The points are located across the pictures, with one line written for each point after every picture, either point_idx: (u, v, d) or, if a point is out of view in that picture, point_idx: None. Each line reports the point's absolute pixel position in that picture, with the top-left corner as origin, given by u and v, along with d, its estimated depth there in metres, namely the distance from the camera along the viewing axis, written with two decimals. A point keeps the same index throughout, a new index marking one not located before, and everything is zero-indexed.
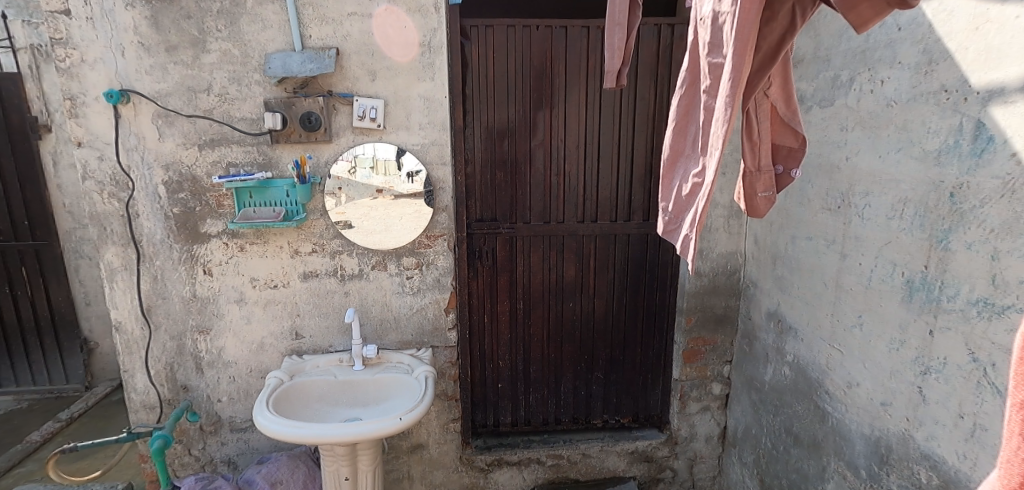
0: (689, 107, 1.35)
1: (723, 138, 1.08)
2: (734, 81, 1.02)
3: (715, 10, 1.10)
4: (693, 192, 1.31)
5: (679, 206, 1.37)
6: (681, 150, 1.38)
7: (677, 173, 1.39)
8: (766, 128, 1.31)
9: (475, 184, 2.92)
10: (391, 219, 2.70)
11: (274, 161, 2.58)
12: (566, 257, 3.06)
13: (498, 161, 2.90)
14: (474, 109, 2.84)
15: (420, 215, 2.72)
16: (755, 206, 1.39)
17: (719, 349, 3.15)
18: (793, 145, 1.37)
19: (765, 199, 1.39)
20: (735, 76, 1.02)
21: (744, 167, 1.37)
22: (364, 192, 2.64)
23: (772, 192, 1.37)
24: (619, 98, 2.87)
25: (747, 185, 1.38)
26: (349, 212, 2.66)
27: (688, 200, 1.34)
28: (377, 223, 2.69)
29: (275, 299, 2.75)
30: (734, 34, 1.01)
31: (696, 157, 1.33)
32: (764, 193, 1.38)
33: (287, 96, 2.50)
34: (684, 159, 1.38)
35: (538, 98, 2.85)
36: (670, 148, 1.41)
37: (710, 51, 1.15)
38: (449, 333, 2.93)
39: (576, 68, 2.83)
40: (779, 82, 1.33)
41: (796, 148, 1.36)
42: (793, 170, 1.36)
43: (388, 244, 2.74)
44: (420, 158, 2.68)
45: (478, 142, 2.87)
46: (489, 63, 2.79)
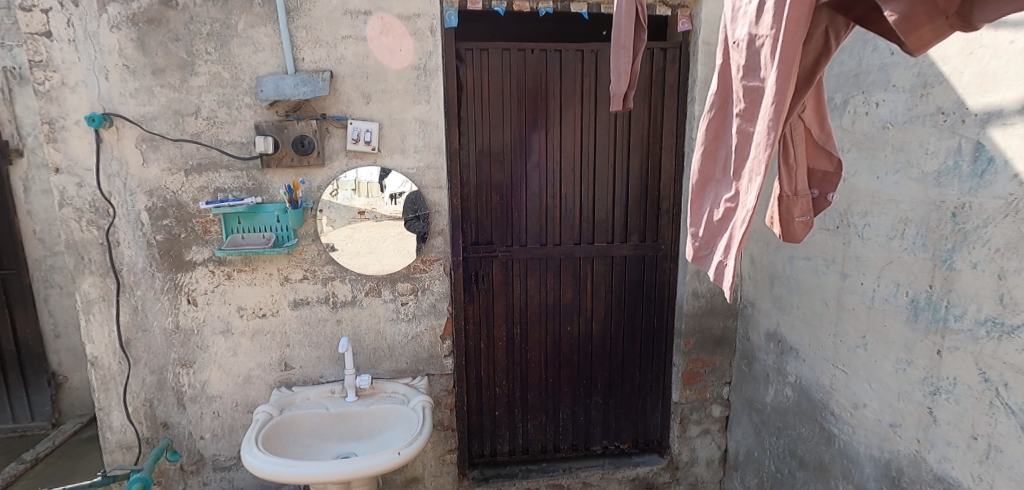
0: (720, 129, 1.33)
1: (766, 163, 1.06)
2: (777, 106, 1.01)
3: (751, 33, 1.10)
4: (726, 217, 1.29)
5: (710, 232, 1.36)
6: (710, 173, 1.36)
7: (707, 197, 1.37)
8: (801, 153, 1.20)
9: (471, 207, 2.88)
10: (376, 243, 2.63)
11: (264, 185, 2.50)
12: (563, 279, 3.02)
13: (494, 184, 2.88)
14: (470, 132, 2.82)
15: (411, 240, 2.66)
16: (791, 232, 1.25)
17: (718, 370, 3.11)
18: (829, 168, 1.24)
19: (801, 225, 1.24)
20: (778, 100, 1.01)
21: (778, 191, 1.23)
22: (349, 216, 2.57)
23: (809, 217, 1.23)
24: (618, 120, 2.89)
25: (782, 211, 1.24)
26: (334, 236, 2.58)
27: (721, 226, 1.32)
28: (364, 248, 2.62)
29: (263, 328, 2.64)
30: (778, 58, 1.00)
31: (728, 181, 1.31)
32: (801, 218, 1.23)
33: (279, 120, 2.44)
34: (714, 183, 1.36)
35: (536, 121, 2.85)
36: (698, 172, 1.39)
37: (745, 75, 1.15)
38: (446, 360, 2.84)
39: (575, 90, 2.84)
40: (813, 106, 1.23)
41: (832, 171, 1.23)
42: (831, 194, 1.22)
43: (378, 270, 2.66)
44: (416, 181, 2.64)
45: (475, 164, 2.84)
46: (485, 85, 2.78)
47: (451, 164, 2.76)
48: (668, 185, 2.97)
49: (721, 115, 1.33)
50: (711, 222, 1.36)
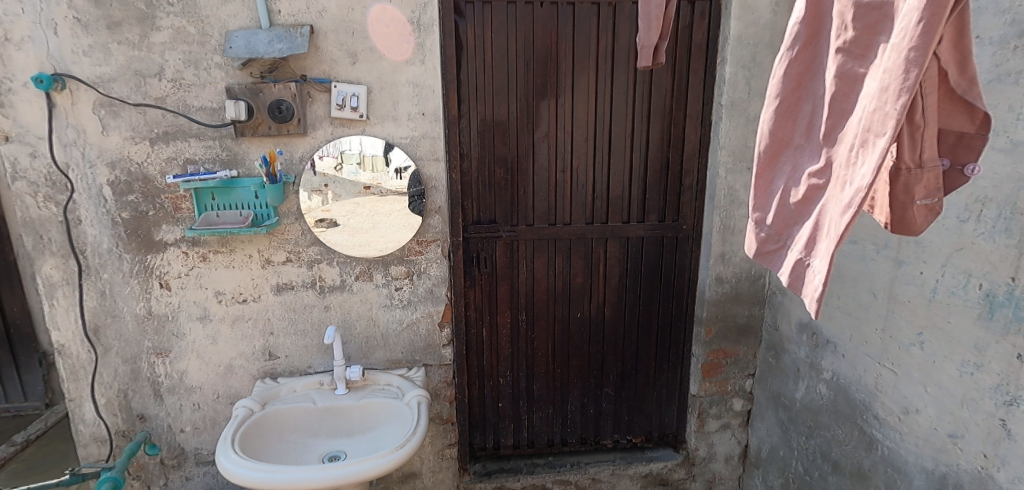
0: (803, 81, 1.07)
1: (896, 113, 0.79)
2: (930, 24, 0.74)
3: None
4: (809, 198, 1.03)
5: (785, 216, 1.09)
6: (786, 137, 1.10)
7: (781, 170, 1.11)
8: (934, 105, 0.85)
9: (471, 183, 2.58)
10: (379, 222, 2.37)
11: (240, 157, 2.23)
12: (574, 262, 2.75)
13: (498, 157, 2.58)
14: (472, 97, 2.50)
15: (406, 219, 2.39)
16: (908, 219, 0.93)
17: (740, 362, 2.86)
18: (967, 129, 0.92)
19: (924, 210, 0.93)
20: (931, 17, 0.74)
21: (893, 164, 0.92)
22: (355, 192, 2.31)
23: (936, 199, 0.91)
24: (639, 86, 2.56)
25: (897, 190, 0.93)
26: (334, 213, 2.32)
27: (801, 209, 1.06)
28: (363, 226, 2.36)
29: (244, 315, 2.41)
30: None
31: (813, 148, 1.05)
32: (923, 201, 0.92)
33: (253, 82, 2.15)
34: (792, 151, 1.10)
35: (547, 86, 2.53)
36: (770, 136, 1.12)
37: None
38: (445, 350, 2.63)
39: (593, 51, 2.51)
40: (953, 37, 0.86)
41: (971, 133, 0.92)
42: (970, 165, 0.92)
43: (376, 252, 2.41)
44: (410, 153, 2.35)
45: (477, 135, 2.54)
46: (490, 45, 2.46)
47: (448, 134, 2.45)
48: (691, 160, 2.66)
49: (808, 54, 1.05)
50: (783, 204, 1.10)
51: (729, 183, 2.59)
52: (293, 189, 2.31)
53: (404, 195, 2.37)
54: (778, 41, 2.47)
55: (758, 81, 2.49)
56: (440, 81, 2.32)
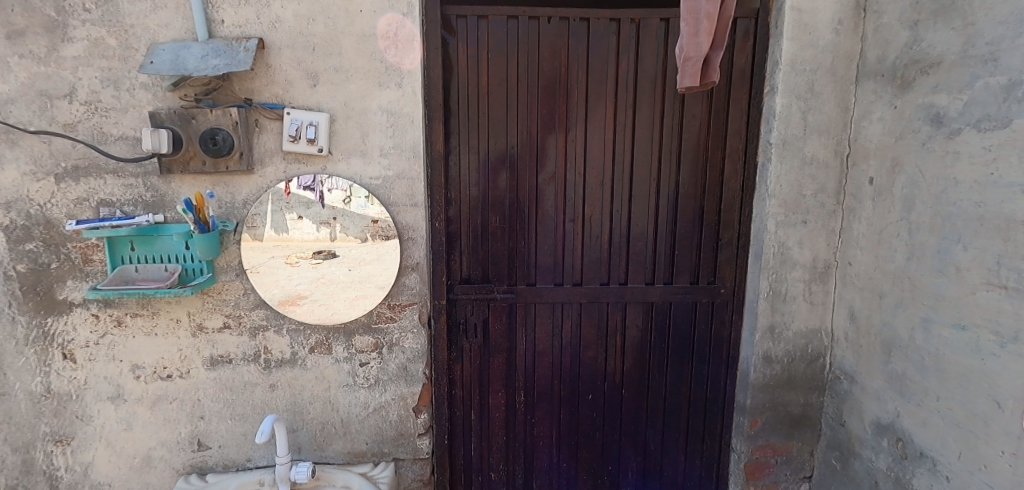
0: None
1: None
2: None
3: None
4: None
5: None
6: None
7: None
8: None
9: (459, 232, 2.10)
10: (381, 258, 1.90)
11: (167, 199, 1.79)
12: (585, 331, 2.23)
13: (493, 202, 2.11)
14: (462, 130, 2.05)
15: (382, 270, 1.90)
16: None
17: (794, 462, 2.28)
18: None
19: None
20: None
21: None
22: (362, 227, 1.87)
23: None
24: (668, 119, 2.10)
25: None
26: (332, 250, 1.87)
27: None
28: (366, 260, 1.89)
29: (166, 395, 1.92)
30: None
31: None
32: None
33: (186, 107, 1.73)
34: None
35: (554, 117, 2.08)
36: None
37: None
38: (421, 441, 2.08)
39: (613, 75, 2.06)
40: None
41: None
42: None
43: (374, 291, 1.91)
44: (381, 196, 1.89)
45: (468, 175, 2.08)
46: (486, 68, 2.02)
47: (431, 175, 2.00)
48: (730, 209, 2.17)
49: None
50: None
51: (780, 239, 2.08)
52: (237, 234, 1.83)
53: (375, 249, 1.89)
54: (842, 66, 1.98)
55: (816, 114, 2.00)
56: (420, 108, 1.88)
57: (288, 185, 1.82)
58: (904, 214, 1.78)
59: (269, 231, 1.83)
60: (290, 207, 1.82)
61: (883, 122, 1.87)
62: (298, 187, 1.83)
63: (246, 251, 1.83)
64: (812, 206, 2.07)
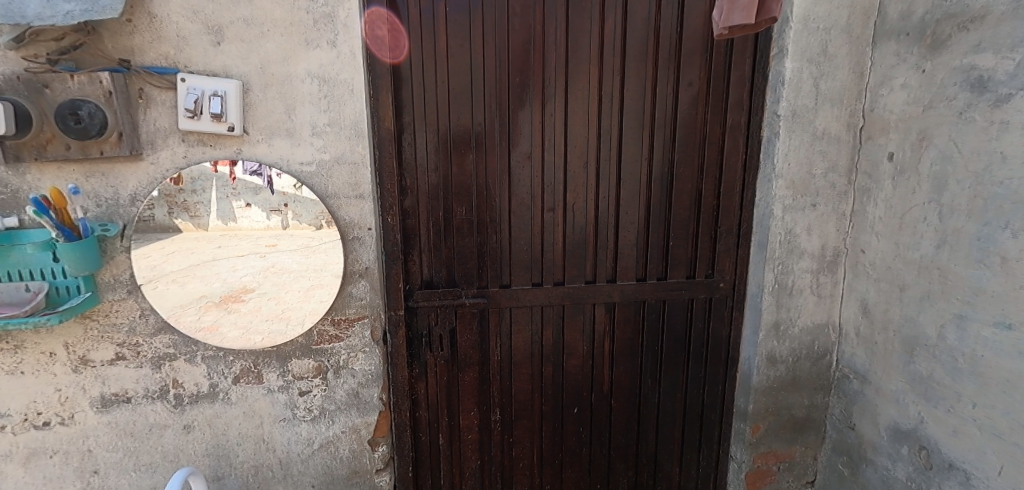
0: None
1: None
2: None
3: None
4: None
5: None
6: None
7: None
8: None
9: (416, 227, 1.74)
10: (330, 249, 1.51)
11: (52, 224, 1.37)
12: (569, 337, 1.94)
13: (457, 190, 1.75)
14: (416, 102, 1.67)
15: (329, 268, 1.53)
16: None
17: (796, 467, 2.08)
18: None
19: None
20: None
21: None
22: (299, 223, 1.48)
23: None
24: (661, 88, 1.78)
25: None
26: (285, 243, 1.48)
27: None
28: (310, 246, 1.50)
29: (45, 447, 1.50)
30: None
31: None
32: None
33: (34, 71, 1.26)
34: None
35: (527, 87, 1.73)
36: None
37: None
38: (380, 477, 1.75)
39: (597, 34, 1.72)
40: None
41: None
42: None
43: (332, 281, 1.53)
44: (315, 187, 1.49)
45: (425, 157, 1.71)
46: (443, 25, 1.64)
47: (378, 159, 1.61)
48: (732, 192, 1.89)
49: None
50: None
51: (788, 226, 1.83)
52: (175, 221, 1.40)
53: (313, 250, 1.51)
54: (857, 25, 1.72)
55: (830, 81, 1.73)
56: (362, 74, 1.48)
57: (233, 168, 1.42)
58: (933, 195, 1.56)
59: (215, 221, 1.42)
60: (237, 194, 1.42)
61: (907, 89, 1.63)
62: (244, 172, 1.42)
63: (184, 242, 1.42)
64: (822, 187, 1.82)
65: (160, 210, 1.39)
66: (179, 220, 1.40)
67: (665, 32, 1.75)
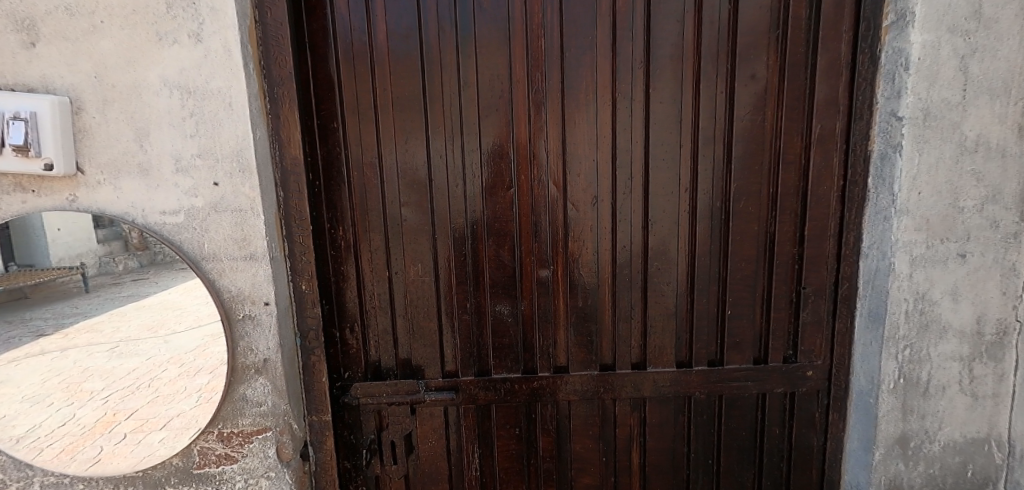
0: None
1: None
2: None
3: None
4: None
5: None
6: None
7: None
8: None
9: (355, 294, 1.26)
10: (207, 337, 1.04)
11: (123, 264, 0.99)
12: (578, 444, 1.35)
13: (411, 243, 1.25)
14: (348, 122, 1.19)
15: (209, 364, 1.05)
16: None
17: None
18: None
19: None
20: None
21: None
22: (160, 301, 1.01)
23: None
24: (706, 87, 1.20)
25: None
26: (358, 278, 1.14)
27: None
28: (182, 330, 1.03)
29: None
30: None
31: None
32: None
33: None
34: None
35: (505, 94, 1.20)
36: None
37: None
38: None
39: (605, 13, 1.17)
40: None
41: None
42: None
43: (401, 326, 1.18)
44: (185, 247, 1.03)
45: (365, 199, 1.23)
46: (381, 12, 1.16)
47: (284, 201, 1.10)
48: (822, 235, 1.25)
49: None
50: None
51: (918, 288, 1.16)
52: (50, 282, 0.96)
53: (183, 339, 1.03)
54: None
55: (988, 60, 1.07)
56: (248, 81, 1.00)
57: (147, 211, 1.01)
58: None
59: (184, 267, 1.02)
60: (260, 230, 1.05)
61: None
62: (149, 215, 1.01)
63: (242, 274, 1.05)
64: (976, 228, 1.14)
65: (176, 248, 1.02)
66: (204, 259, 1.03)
67: (711, 2, 1.16)
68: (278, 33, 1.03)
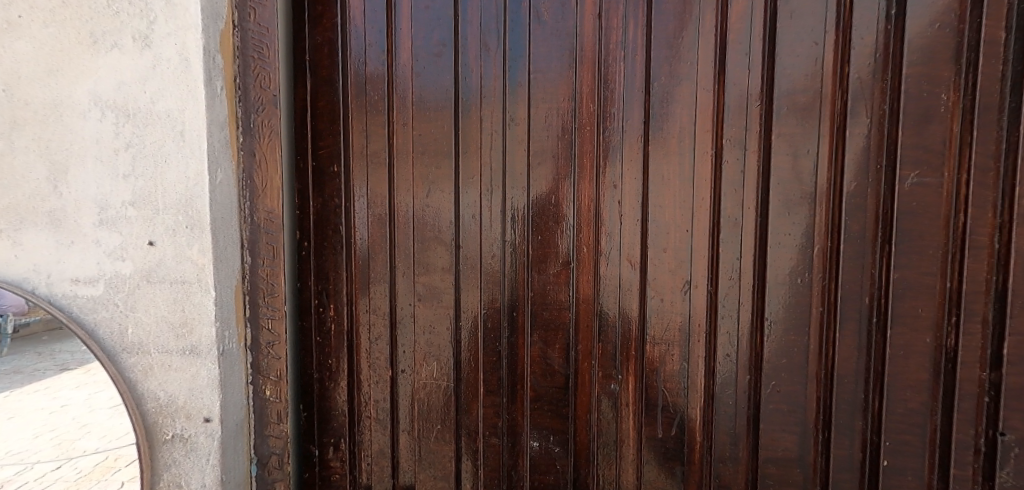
0: None
1: None
2: None
3: None
4: None
5: None
6: None
7: None
8: None
9: (344, 398, 0.96)
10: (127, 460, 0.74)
11: (106, 310, 0.72)
12: None
13: (425, 332, 0.93)
14: (355, 167, 0.92)
15: None
16: None
17: None
18: None
19: None
20: None
21: None
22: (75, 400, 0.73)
23: None
24: (855, 135, 0.83)
25: None
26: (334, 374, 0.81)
27: None
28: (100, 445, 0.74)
29: None
30: None
31: None
32: None
33: None
34: None
35: (566, 136, 0.89)
36: None
37: None
38: None
39: (710, 31, 0.85)
40: None
41: None
42: None
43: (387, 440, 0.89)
44: (97, 330, 0.72)
45: (371, 267, 0.93)
46: (407, 23, 0.90)
47: (251, 270, 0.76)
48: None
49: None
50: None
51: None
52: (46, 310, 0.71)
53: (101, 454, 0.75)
54: None
55: None
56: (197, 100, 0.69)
57: (97, 251, 0.71)
58: None
59: (103, 354, 0.72)
60: (190, 308, 0.71)
61: None
62: (59, 281, 0.71)
63: (178, 368, 0.72)
64: None
65: (144, 310, 0.72)
66: (175, 326, 0.72)
67: (866, 18, 0.81)
68: (261, 41, 0.73)
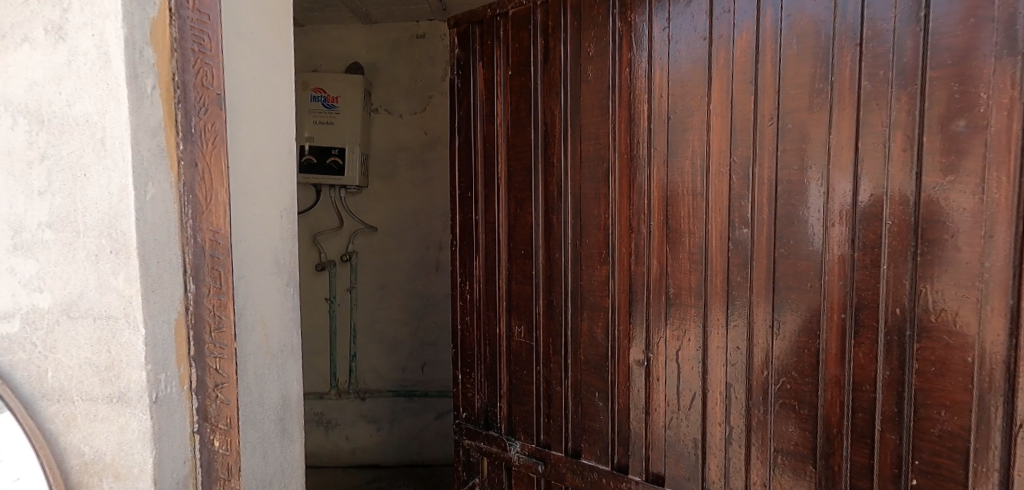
0: None
1: None
2: None
3: None
4: None
5: None
6: None
7: None
8: None
9: (474, 344, 1.31)
10: None
11: (22, 352, 0.60)
12: None
13: (518, 301, 1.19)
14: (484, 194, 1.24)
15: None
16: None
17: None
18: None
19: None
20: None
21: None
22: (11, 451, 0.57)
23: None
24: (868, 145, 0.73)
25: None
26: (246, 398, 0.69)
27: None
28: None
29: None
30: None
31: None
32: None
33: None
34: None
35: (604, 159, 1.02)
36: None
37: None
38: None
39: (725, 65, 0.86)
40: None
41: None
42: None
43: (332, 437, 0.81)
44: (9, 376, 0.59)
45: (486, 253, 1.25)
46: (508, 99, 1.17)
47: (194, 299, 0.66)
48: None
49: None
50: None
51: None
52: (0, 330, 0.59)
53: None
54: None
55: None
56: (112, 102, 0.57)
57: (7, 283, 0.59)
58: None
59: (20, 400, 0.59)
60: (116, 347, 0.60)
61: None
62: None
63: (108, 418, 0.61)
64: None
65: (69, 350, 0.61)
66: (104, 369, 0.60)
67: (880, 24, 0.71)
68: (202, 32, 0.65)
